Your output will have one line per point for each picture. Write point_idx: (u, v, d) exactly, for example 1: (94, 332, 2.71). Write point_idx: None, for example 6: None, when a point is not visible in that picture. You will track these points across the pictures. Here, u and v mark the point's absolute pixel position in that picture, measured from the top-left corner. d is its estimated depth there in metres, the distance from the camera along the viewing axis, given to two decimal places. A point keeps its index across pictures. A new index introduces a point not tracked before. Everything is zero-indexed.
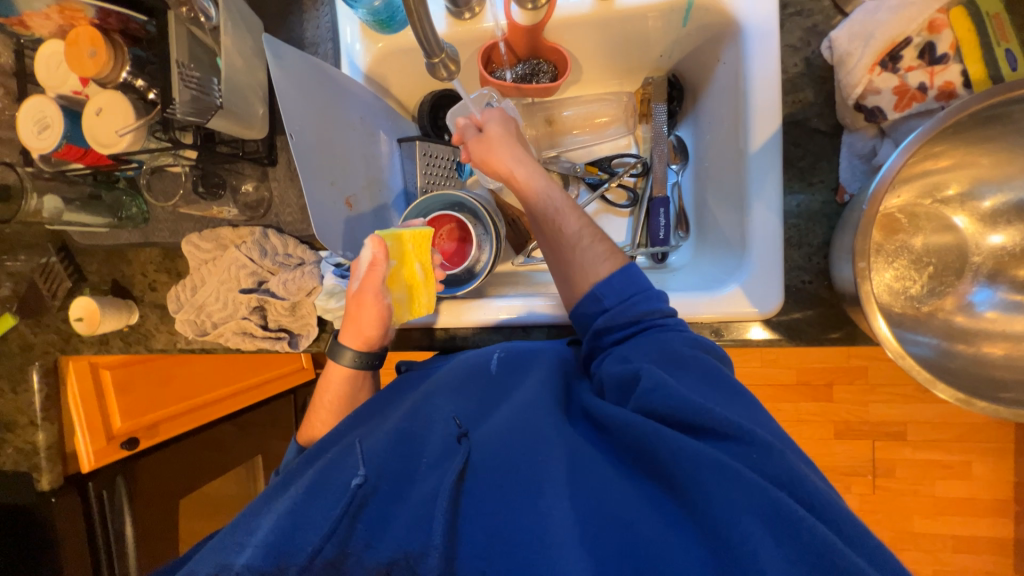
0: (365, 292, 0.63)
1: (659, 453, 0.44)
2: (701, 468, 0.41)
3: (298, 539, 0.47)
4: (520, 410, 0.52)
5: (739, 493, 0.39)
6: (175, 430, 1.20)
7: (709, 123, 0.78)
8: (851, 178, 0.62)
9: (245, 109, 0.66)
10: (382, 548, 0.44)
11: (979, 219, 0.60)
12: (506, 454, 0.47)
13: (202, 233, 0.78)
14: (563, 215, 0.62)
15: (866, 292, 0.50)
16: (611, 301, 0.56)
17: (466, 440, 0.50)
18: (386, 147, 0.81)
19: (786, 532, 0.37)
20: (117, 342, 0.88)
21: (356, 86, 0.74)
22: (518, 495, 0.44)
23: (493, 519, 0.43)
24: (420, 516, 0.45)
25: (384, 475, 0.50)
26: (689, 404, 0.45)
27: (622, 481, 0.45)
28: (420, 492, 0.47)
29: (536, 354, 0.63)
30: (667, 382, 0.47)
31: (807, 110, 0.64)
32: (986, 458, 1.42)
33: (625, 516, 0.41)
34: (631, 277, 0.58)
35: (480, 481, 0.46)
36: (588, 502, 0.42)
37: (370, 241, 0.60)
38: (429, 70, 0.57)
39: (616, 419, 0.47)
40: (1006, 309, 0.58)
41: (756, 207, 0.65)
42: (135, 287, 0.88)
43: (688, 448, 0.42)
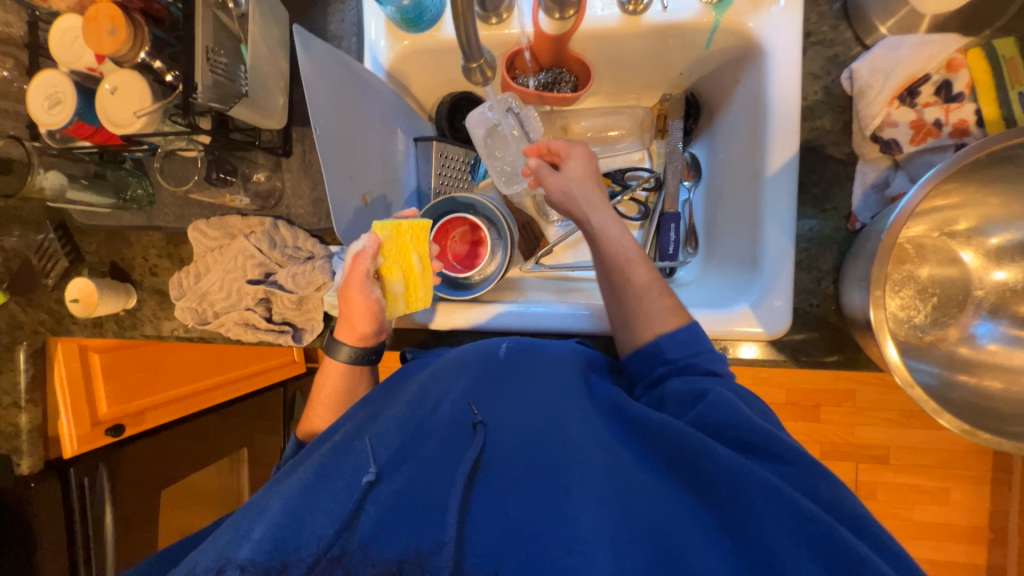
0: (351, 285, 0.64)
1: (702, 466, 0.44)
2: (748, 486, 0.41)
3: (308, 530, 0.43)
4: (549, 409, 0.52)
5: (784, 513, 0.40)
6: (161, 419, 1.17)
7: (726, 143, 0.79)
8: (863, 208, 0.64)
9: (266, 99, 0.66)
10: (396, 545, 0.42)
11: (985, 255, 0.62)
12: (530, 453, 0.47)
13: (210, 221, 0.77)
14: (630, 267, 0.62)
15: (879, 319, 0.51)
16: (674, 353, 0.56)
17: (482, 427, 0.49)
18: (402, 146, 0.81)
19: (827, 553, 0.38)
20: (112, 326, 0.86)
21: (378, 82, 0.73)
22: (548, 497, 0.44)
23: (518, 517, 0.43)
24: (437, 511, 0.44)
25: (399, 464, 0.47)
26: (743, 424, 0.46)
27: (655, 486, 0.45)
28: (438, 488, 0.45)
29: (550, 350, 0.61)
30: (732, 402, 0.48)
31: (824, 137, 0.66)
32: (964, 486, 1.46)
33: (663, 525, 0.41)
34: (696, 334, 0.57)
35: (502, 478, 0.46)
36: (620, 507, 0.42)
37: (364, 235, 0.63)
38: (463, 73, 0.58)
39: (658, 426, 0.48)
40: (1006, 343, 0.59)
41: (769, 228, 0.66)
42: (134, 271, 0.86)
43: (735, 467, 0.42)
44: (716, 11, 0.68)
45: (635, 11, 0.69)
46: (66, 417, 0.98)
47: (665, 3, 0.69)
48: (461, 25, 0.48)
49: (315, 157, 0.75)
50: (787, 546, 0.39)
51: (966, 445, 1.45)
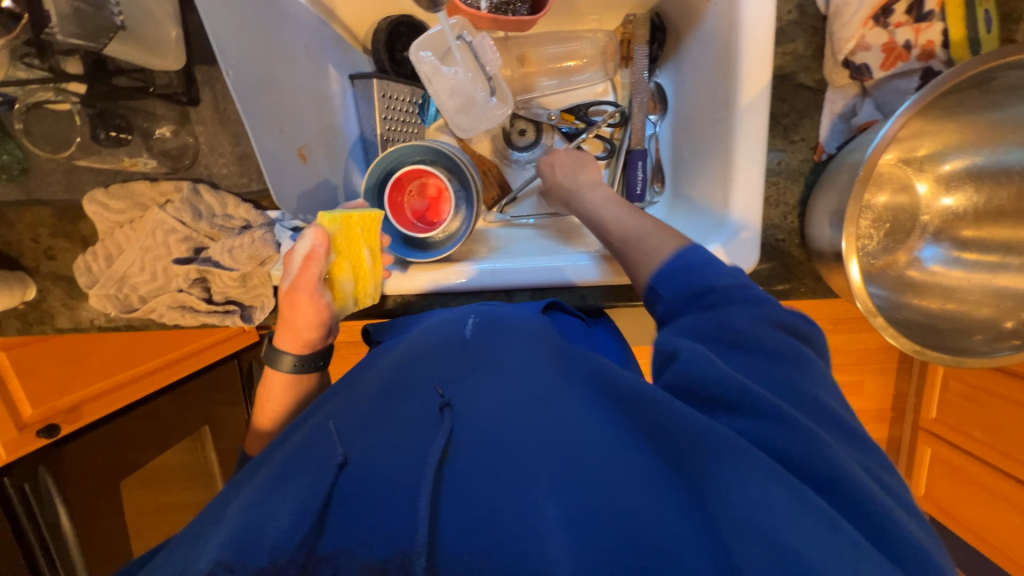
0: (299, 289, 0.58)
1: (680, 429, 0.40)
2: (740, 454, 0.37)
3: (263, 534, 0.36)
4: (523, 382, 0.47)
5: (764, 477, 0.35)
6: (101, 412, 1.07)
7: (693, 71, 0.74)
8: (830, 137, 0.63)
9: (155, 32, 0.55)
10: (377, 545, 0.35)
11: (937, 183, 0.65)
12: (502, 431, 0.42)
13: (110, 190, 0.64)
14: (624, 226, 0.62)
15: (849, 239, 0.53)
16: (667, 291, 0.52)
17: (447, 408, 0.44)
18: (336, 86, 0.69)
19: (821, 523, 0.33)
20: (13, 323, 0.73)
21: (294, 5, 0.60)
22: (515, 479, 0.38)
23: (486, 511, 0.36)
24: (400, 503, 0.37)
25: (365, 451, 0.42)
26: (736, 382, 0.41)
27: (632, 460, 0.39)
28: (394, 475, 0.39)
29: (513, 320, 0.60)
30: (709, 356, 0.44)
31: (796, 63, 0.63)
32: (876, 376, 1.69)
33: (640, 511, 0.36)
34: (698, 263, 0.52)
35: (469, 459, 0.39)
36: (596, 490, 0.37)
37: (310, 232, 0.57)
38: None
39: (638, 394, 0.44)
40: (947, 263, 0.63)
41: (742, 164, 0.64)
42: (24, 256, 0.71)
43: (726, 434, 0.38)
44: None
45: None
46: None
47: None
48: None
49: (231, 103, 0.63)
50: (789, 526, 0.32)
51: (881, 343, 1.66)
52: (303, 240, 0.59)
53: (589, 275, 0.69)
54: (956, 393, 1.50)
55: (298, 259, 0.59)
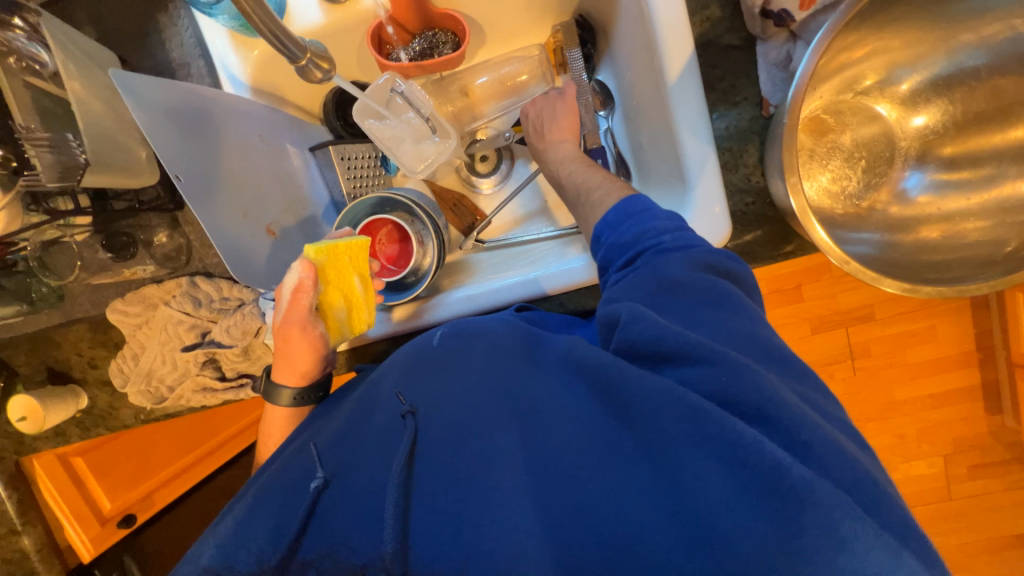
0: (292, 322, 0.62)
1: (619, 389, 0.42)
2: (660, 407, 0.39)
3: (253, 541, 0.45)
4: (474, 375, 0.50)
5: (688, 424, 0.38)
6: (170, 496, 1.20)
7: (625, 60, 0.75)
8: (773, 89, 0.61)
9: (124, 156, 0.59)
10: (349, 553, 0.42)
11: (900, 104, 0.60)
12: (458, 431, 0.46)
13: (126, 298, 0.73)
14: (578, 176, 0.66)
15: (801, 206, 0.49)
16: (608, 238, 0.54)
17: (411, 416, 0.49)
18: (299, 161, 0.75)
19: (739, 462, 0.36)
20: (75, 430, 0.83)
21: (244, 101, 0.66)
22: (468, 474, 0.43)
23: (444, 505, 0.42)
24: (372, 511, 0.44)
25: (343, 470, 0.48)
26: (660, 330, 0.42)
27: (574, 427, 0.42)
28: (371, 486, 0.45)
29: (482, 327, 0.57)
30: (646, 313, 0.44)
31: (716, 27, 0.62)
32: (947, 318, 1.51)
33: (580, 472, 0.40)
34: (630, 210, 0.54)
35: (430, 465, 0.45)
36: (541, 464, 0.41)
37: (298, 264, 0.60)
38: (301, 75, 0.48)
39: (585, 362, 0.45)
40: (936, 191, 0.59)
41: (685, 139, 0.63)
42: (74, 370, 0.81)
43: (646, 386, 0.40)
44: None
45: None
46: (70, 524, 0.97)
47: None
48: (274, 37, 0.42)
49: None
50: (698, 464, 0.37)
51: None
52: (291, 272, 0.62)
53: (563, 280, 0.69)
54: None
55: (289, 293, 0.62)
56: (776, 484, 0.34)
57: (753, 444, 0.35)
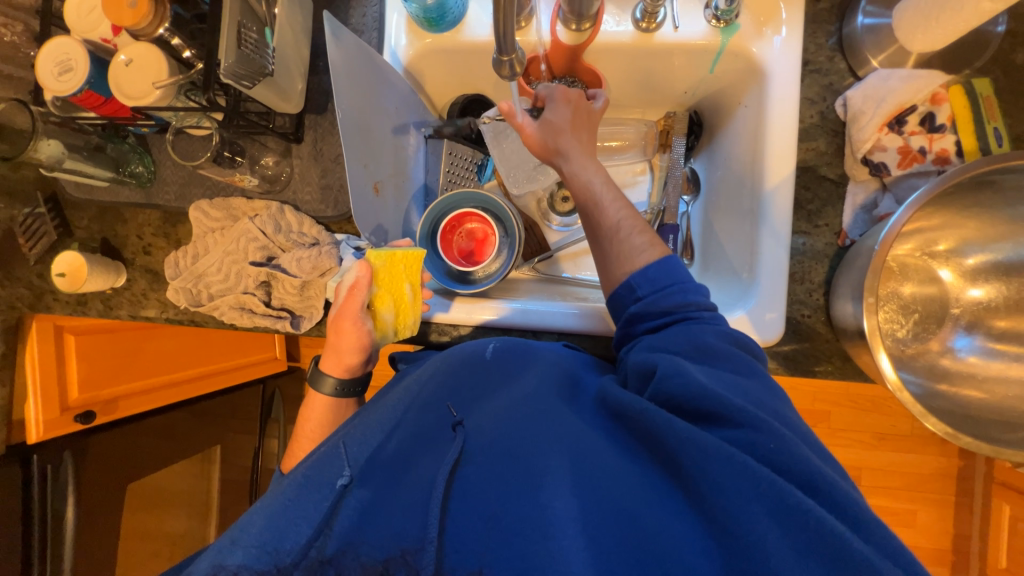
0: (344, 316, 0.63)
1: (668, 442, 0.44)
2: (711, 463, 0.42)
3: (287, 535, 0.44)
4: (522, 401, 0.53)
5: (739, 479, 0.40)
6: (135, 409, 1.10)
7: (724, 160, 0.83)
8: (853, 225, 0.68)
9: (287, 81, 0.66)
10: (380, 546, 0.43)
11: (962, 275, 0.67)
12: (506, 445, 0.48)
13: (213, 202, 0.76)
14: (607, 206, 0.63)
15: (873, 329, 0.53)
16: (645, 291, 0.56)
17: (461, 427, 0.52)
18: (414, 141, 0.81)
19: (793, 524, 0.38)
20: (97, 304, 0.83)
21: (395, 76, 0.74)
22: (517, 487, 0.45)
23: (490, 512, 0.44)
24: (417, 506, 0.45)
25: (373, 471, 0.50)
26: (701, 393, 0.46)
27: (624, 466, 0.46)
28: (418, 480, 0.48)
29: (538, 352, 0.62)
30: (687, 370, 0.48)
31: (818, 158, 0.70)
32: (931, 508, 1.50)
33: (632, 507, 0.42)
34: (670, 269, 0.57)
35: (480, 467, 0.47)
36: (592, 495, 0.43)
37: (357, 266, 0.63)
38: (495, 67, 0.59)
39: (624, 407, 0.49)
40: (985, 355, 0.63)
41: (765, 239, 0.69)
42: (127, 249, 0.83)
43: (697, 438, 0.43)
44: (723, 35, 0.71)
45: (648, 29, 0.72)
46: (33, 398, 0.92)
47: (677, 23, 0.71)
48: (503, 17, 0.48)
49: (327, 144, 0.76)
50: (749, 522, 0.39)
51: (935, 468, 1.49)
52: (349, 273, 0.64)
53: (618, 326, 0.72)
54: None
55: (346, 289, 0.64)
56: (826, 545, 0.37)
57: (808, 511, 0.38)
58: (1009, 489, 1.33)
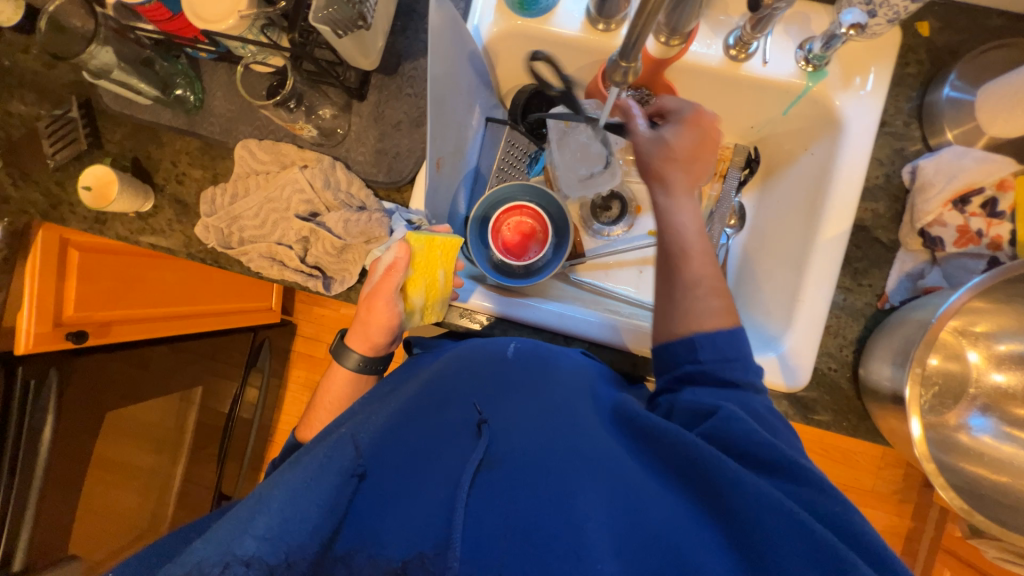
0: (377, 294, 0.62)
1: (714, 482, 0.43)
2: (767, 516, 0.40)
3: (303, 519, 0.41)
4: (555, 414, 0.51)
5: (795, 537, 0.38)
6: (129, 336, 1.07)
7: (777, 202, 0.83)
8: (896, 290, 0.69)
9: (371, 39, 0.64)
10: (398, 547, 0.40)
11: (989, 358, 0.69)
12: (540, 454, 0.46)
13: (262, 144, 0.74)
14: (695, 257, 0.62)
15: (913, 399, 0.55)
16: (706, 355, 0.55)
17: (486, 426, 0.49)
18: (476, 122, 0.79)
19: None
20: (115, 226, 0.79)
21: (475, 52, 0.72)
22: (551, 500, 0.42)
23: (513, 516, 0.41)
24: (438, 505, 0.42)
25: (390, 463, 0.47)
26: (756, 444, 0.45)
27: (664, 499, 0.44)
28: (438, 478, 0.44)
29: (563, 365, 0.61)
30: (744, 419, 0.48)
31: (875, 220, 0.71)
32: None
33: (673, 540, 0.40)
34: (736, 340, 0.56)
35: (509, 470, 0.44)
36: (627, 517, 0.41)
37: (395, 245, 0.61)
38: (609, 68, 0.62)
39: (662, 434, 0.47)
40: (999, 437, 0.66)
41: (809, 289, 0.70)
42: (158, 174, 0.79)
43: (751, 486, 0.41)
44: (809, 79, 0.71)
45: (737, 57, 0.71)
46: (28, 308, 0.87)
47: (767, 58, 0.71)
48: (640, 24, 0.49)
49: (390, 108, 0.74)
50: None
51: (887, 525, 1.56)
52: (387, 252, 0.63)
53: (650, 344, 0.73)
54: None
55: (382, 268, 0.63)
56: None
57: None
58: (953, 557, 1.40)
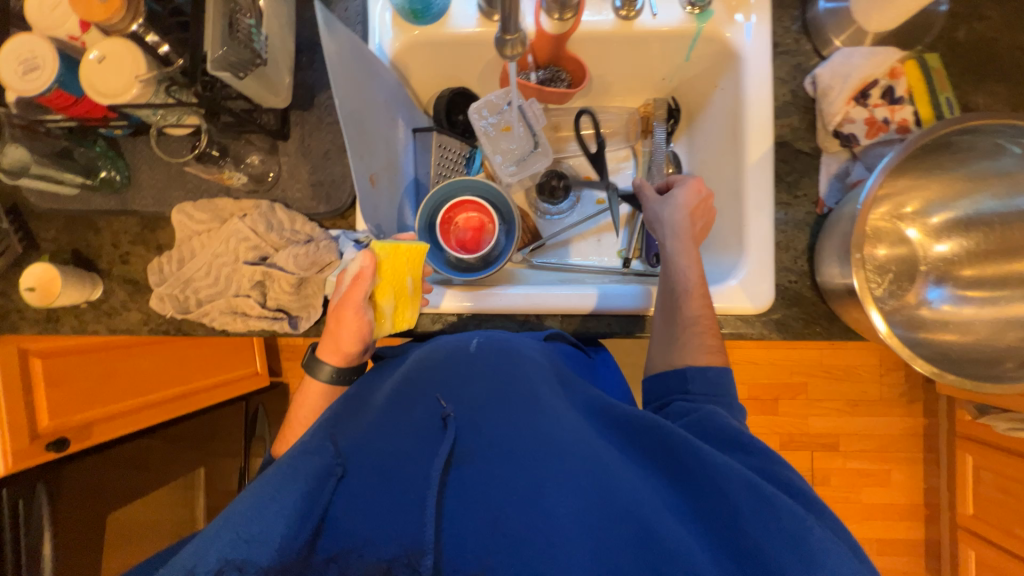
0: (345, 305, 0.61)
1: (679, 453, 0.48)
2: (726, 483, 0.45)
3: (275, 528, 0.42)
4: (520, 401, 0.53)
5: (758, 505, 0.43)
6: (112, 433, 1.02)
7: (705, 142, 0.87)
8: (829, 194, 0.73)
9: (275, 76, 0.67)
10: (382, 547, 0.43)
11: (928, 232, 0.73)
12: (507, 445, 0.49)
13: (197, 204, 0.74)
14: (692, 298, 0.65)
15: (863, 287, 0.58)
16: (695, 387, 0.59)
17: (452, 422, 0.50)
18: (402, 134, 0.81)
19: (808, 554, 0.41)
20: (70, 321, 0.78)
21: (382, 68, 0.74)
22: (521, 489, 0.45)
23: (487, 512, 0.44)
24: (413, 507, 0.45)
25: (361, 467, 0.48)
26: (727, 428, 0.52)
27: (629, 470, 0.48)
28: (410, 485, 0.46)
29: (524, 350, 0.61)
30: (717, 413, 0.54)
31: (793, 133, 0.75)
32: (901, 466, 1.59)
33: (639, 508, 0.44)
34: (723, 375, 0.60)
35: (478, 465, 0.48)
36: (595, 491, 0.45)
37: (360, 255, 0.59)
38: (497, 45, 0.62)
39: (632, 417, 0.52)
40: (956, 303, 0.70)
41: (751, 213, 0.73)
42: (102, 259, 0.78)
43: (716, 461, 0.46)
44: (698, 21, 0.75)
45: (628, 16, 0.75)
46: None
47: (654, 10, 0.75)
48: None
49: (315, 139, 0.75)
50: (761, 536, 0.42)
51: (903, 428, 1.59)
52: (352, 262, 0.61)
53: (616, 304, 0.74)
54: (991, 487, 1.36)
55: (349, 278, 0.61)
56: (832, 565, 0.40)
57: (816, 539, 0.41)
58: (970, 440, 1.42)
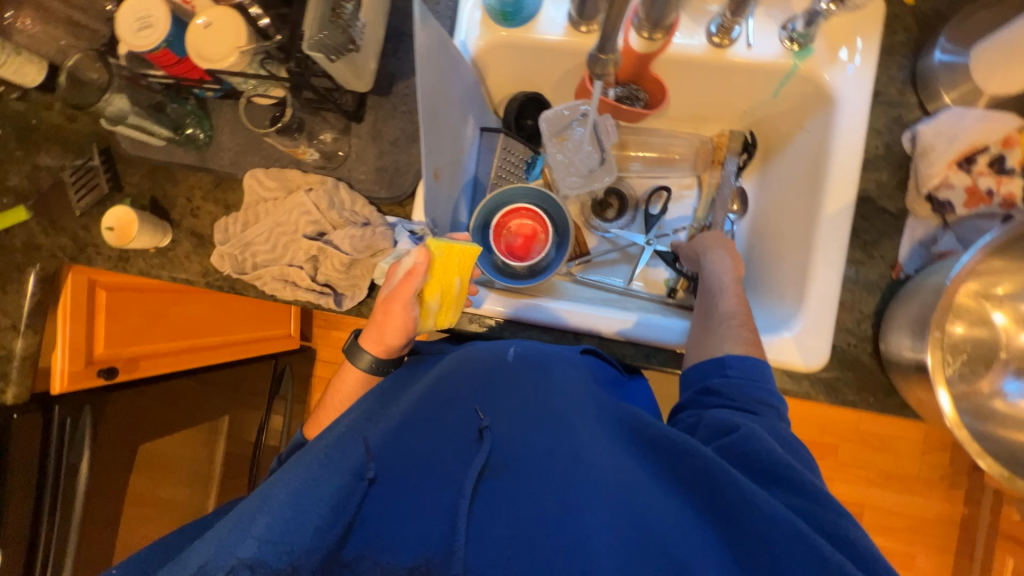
0: (395, 298, 0.62)
1: (722, 493, 0.45)
2: (774, 535, 0.42)
3: (306, 520, 0.42)
4: (555, 421, 0.52)
5: (804, 555, 0.40)
6: (154, 369, 1.09)
7: (778, 183, 0.83)
8: (909, 259, 0.68)
9: (362, 61, 0.68)
10: (405, 553, 0.42)
11: (1017, 320, 0.68)
12: (540, 465, 0.48)
13: (269, 171, 0.77)
14: (725, 296, 0.68)
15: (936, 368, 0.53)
16: (734, 369, 0.58)
17: (487, 434, 0.50)
18: (471, 132, 0.81)
19: None
20: (138, 262, 0.83)
21: (463, 65, 0.74)
22: (553, 511, 0.44)
23: (518, 526, 0.43)
24: (443, 512, 0.44)
25: (393, 467, 0.48)
26: (773, 457, 0.48)
27: (668, 505, 0.46)
28: (439, 492, 0.46)
29: (561, 368, 0.60)
30: (759, 436, 0.50)
31: (880, 189, 0.70)
32: (929, 553, 1.48)
33: (678, 550, 0.42)
34: (762, 366, 0.59)
35: (510, 479, 0.47)
36: (631, 524, 0.43)
37: (415, 251, 0.61)
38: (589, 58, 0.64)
39: (671, 446, 0.50)
40: None
41: (818, 266, 0.69)
42: (174, 210, 0.83)
43: (763, 509, 0.43)
44: (795, 58, 0.71)
45: (721, 44, 0.72)
46: (61, 349, 0.91)
47: (750, 40, 0.72)
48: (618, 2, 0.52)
49: (387, 126, 0.76)
50: None
51: (938, 513, 1.48)
52: (407, 257, 0.63)
53: (656, 335, 0.73)
54: None
55: (402, 272, 0.63)
56: None
57: None
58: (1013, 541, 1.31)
